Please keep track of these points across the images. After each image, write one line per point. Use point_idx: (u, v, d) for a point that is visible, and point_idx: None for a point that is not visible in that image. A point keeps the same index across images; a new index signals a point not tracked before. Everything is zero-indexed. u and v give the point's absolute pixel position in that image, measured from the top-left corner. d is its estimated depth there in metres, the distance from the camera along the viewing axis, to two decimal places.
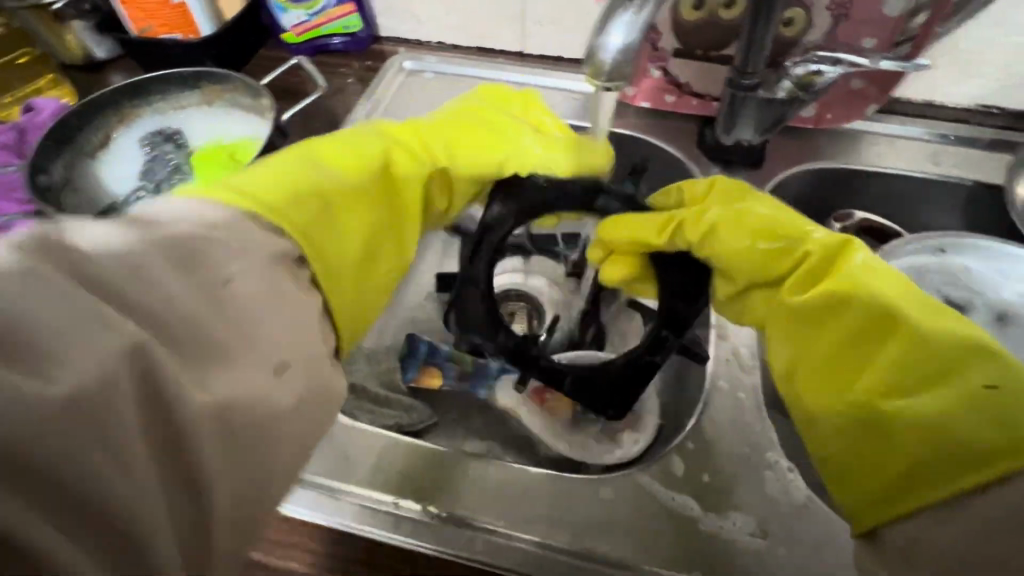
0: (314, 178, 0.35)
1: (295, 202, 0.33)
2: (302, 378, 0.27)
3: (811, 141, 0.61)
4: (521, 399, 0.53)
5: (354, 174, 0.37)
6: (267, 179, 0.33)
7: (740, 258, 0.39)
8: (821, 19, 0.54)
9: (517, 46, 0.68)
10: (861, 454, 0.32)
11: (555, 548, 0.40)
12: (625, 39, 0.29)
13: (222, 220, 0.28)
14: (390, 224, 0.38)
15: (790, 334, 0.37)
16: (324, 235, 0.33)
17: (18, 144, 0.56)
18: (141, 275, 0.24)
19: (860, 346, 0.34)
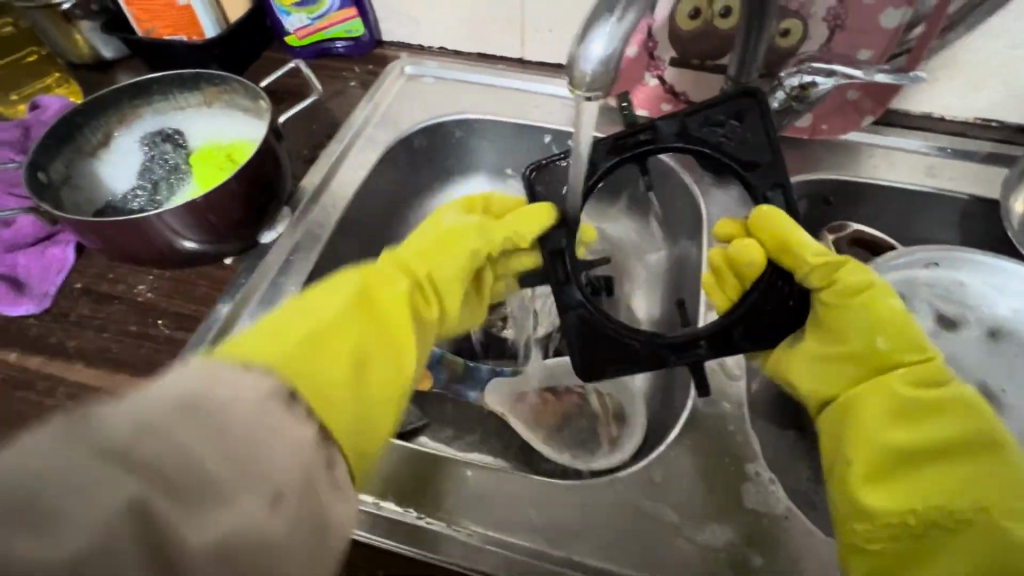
0: (295, 327, 0.33)
1: (284, 350, 0.31)
2: (297, 508, 0.25)
3: (809, 152, 0.60)
4: (511, 403, 0.56)
5: (340, 304, 0.35)
6: (259, 341, 0.31)
7: (864, 329, 0.38)
8: (818, 30, 0.54)
9: (517, 52, 0.69)
10: (905, 542, 0.33)
11: (532, 554, 0.40)
12: (605, 49, 0.29)
13: (231, 358, 0.27)
14: (382, 343, 0.35)
15: (880, 416, 0.36)
16: (311, 368, 0.31)
17: (22, 142, 0.56)
18: (149, 431, 0.23)
19: (944, 456, 0.35)
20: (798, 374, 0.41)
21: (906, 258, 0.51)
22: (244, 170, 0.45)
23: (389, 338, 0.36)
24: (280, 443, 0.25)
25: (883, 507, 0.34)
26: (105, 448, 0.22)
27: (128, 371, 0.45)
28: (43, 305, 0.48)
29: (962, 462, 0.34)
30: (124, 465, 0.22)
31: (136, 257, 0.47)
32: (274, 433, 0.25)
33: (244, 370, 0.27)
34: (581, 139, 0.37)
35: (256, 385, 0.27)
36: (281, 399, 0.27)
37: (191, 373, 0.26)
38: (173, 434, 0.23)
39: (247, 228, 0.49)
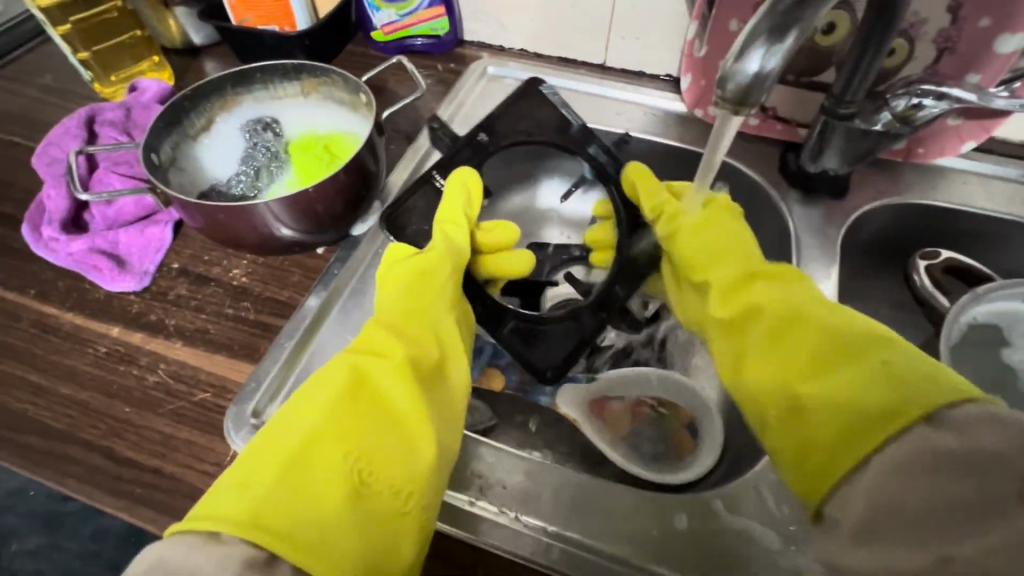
0: (272, 448, 0.32)
1: (262, 488, 0.30)
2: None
3: (899, 175, 0.59)
4: (581, 409, 0.55)
5: (329, 409, 0.34)
6: (235, 482, 0.30)
7: (705, 257, 0.46)
8: (924, 51, 0.53)
9: (600, 58, 0.68)
10: (797, 426, 0.34)
11: (567, 539, 0.40)
12: (763, 66, 0.29)
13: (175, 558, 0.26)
14: (386, 440, 0.34)
15: (732, 325, 0.42)
16: (299, 508, 0.30)
17: (125, 123, 0.57)
18: None
19: (775, 341, 0.38)
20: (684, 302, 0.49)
21: (1011, 290, 0.49)
22: (351, 164, 0.46)
23: (396, 430, 0.35)
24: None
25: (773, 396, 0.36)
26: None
27: (225, 353, 0.46)
28: (144, 284, 0.49)
29: (793, 333, 0.37)
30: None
31: (239, 241, 0.47)
32: None
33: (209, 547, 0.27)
34: (719, 142, 0.36)
35: (224, 564, 0.26)
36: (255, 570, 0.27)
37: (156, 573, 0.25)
38: None
39: (344, 220, 0.49)
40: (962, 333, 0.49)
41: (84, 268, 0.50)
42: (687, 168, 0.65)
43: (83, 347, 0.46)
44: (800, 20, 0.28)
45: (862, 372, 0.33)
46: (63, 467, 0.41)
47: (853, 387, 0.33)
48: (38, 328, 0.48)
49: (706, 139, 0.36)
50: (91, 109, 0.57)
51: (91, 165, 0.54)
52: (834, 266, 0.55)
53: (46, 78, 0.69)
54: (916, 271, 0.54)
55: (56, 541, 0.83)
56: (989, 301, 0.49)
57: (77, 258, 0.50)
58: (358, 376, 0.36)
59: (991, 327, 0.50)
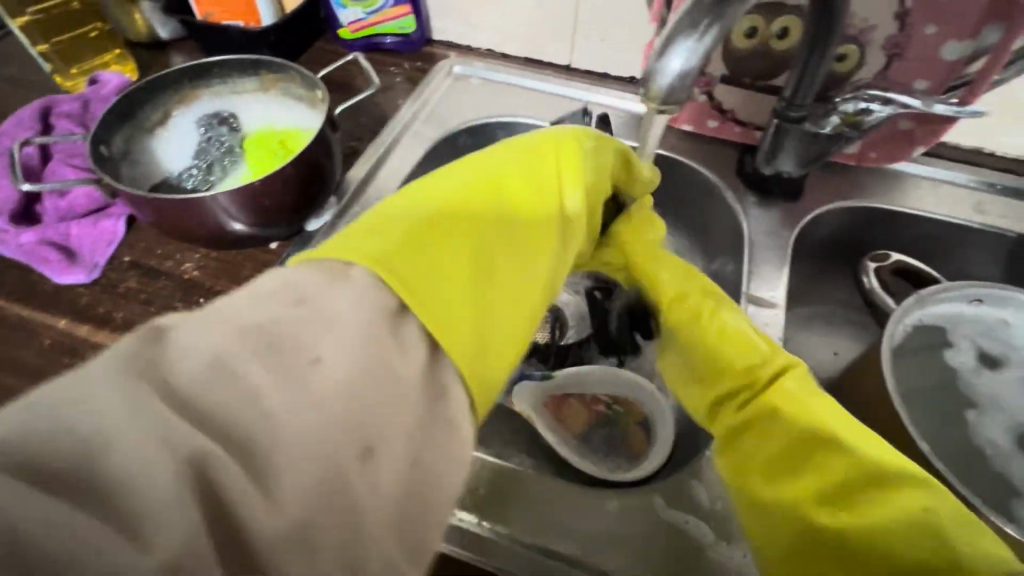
0: (400, 224, 0.31)
1: (391, 243, 0.29)
2: (387, 467, 0.23)
3: (852, 179, 0.60)
4: (536, 406, 0.56)
5: (460, 201, 0.34)
6: (371, 236, 0.30)
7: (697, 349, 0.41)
8: (874, 58, 0.54)
9: (565, 59, 0.69)
10: (805, 562, 0.33)
11: (504, 535, 0.40)
12: (684, 65, 0.29)
13: (308, 290, 0.25)
14: (500, 260, 0.33)
15: (740, 419, 0.38)
16: (421, 270, 0.28)
17: (82, 115, 0.57)
18: (220, 367, 0.21)
19: (791, 456, 0.35)
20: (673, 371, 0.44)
21: (953, 292, 0.50)
22: (299, 157, 0.46)
23: (523, 246, 0.34)
24: (381, 381, 0.23)
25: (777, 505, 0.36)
26: (181, 395, 0.20)
27: None
28: (93, 276, 0.49)
29: (810, 456, 0.34)
30: (192, 418, 0.20)
31: (187, 234, 0.47)
32: (367, 381, 0.23)
33: (340, 286, 0.25)
34: (649, 140, 0.37)
35: (357, 309, 0.24)
36: (389, 320, 0.25)
37: (287, 294, 0.24)
38: (249, 374, 0.21)
39: (294, 215, 0.49)
40: (907, 334, 0.50)
41: (33, 261, 0.49)
42: None
43: (29, 338, 0.46)
44: (720, 16, 0.29)
45: (895, 518, 0.31)
46: None
47: (880, 534, 0.31)
48: None
49: (640, 135, 0.37)
50: (48, 101, 0.57)
51: (44, 157, 0.54)
52: (784, 267, 0.55)
53: (10, 70, 0.68)
54: (866, 273, 0.55)
55: None
56: (932, 304, 0.50)
57: (25, 249, 0.50)
58: (491, 186, 0.36)
59: (936, 328, 0.51)
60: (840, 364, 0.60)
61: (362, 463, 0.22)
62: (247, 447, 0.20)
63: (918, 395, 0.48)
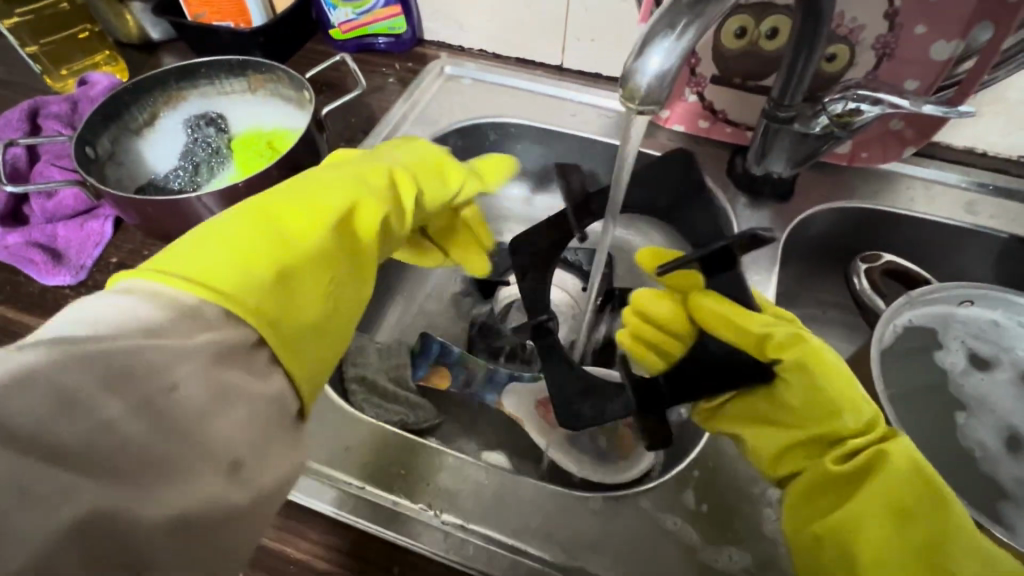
0: (248, 242, 0.30)
1: (244, 271, 0.29)
2: (251, 478, 0.26)
3: (845, 179, 0.60)
4: (528, 409, 0.55)
5: (315, 223, 0.33)
6: (219, 256, 0.29)
7: (804, 404, 0.36)
8: (864, 58, 0.54)
9: (556, 59, 0.69)
10: None
11: (496, 541, 0.39)
12: (661, 66, 0.29)
13: (155, 323, 0.25)
14: (348, 282, 0.34)
15: (822, 476, 0.35)
16: (279, 299, 0.30)
17: (70, 116, 0.57)
18: (73, 402, 0.21)
19: (877, 522, 0.32)
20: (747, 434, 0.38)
21: (944, 293, 0.50)
22: (283, 159, 0.46)
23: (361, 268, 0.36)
24: (239, 403, 0.26)
25: (791, 528, 0.36)
26: (27, 434, 0.20)
27: None
28: (79, 278, 0.49)
29: (898, 523, 0.32)
30: (45, 457, 0.20)
31: (172, 235, 0.47)
32: (224, 395, 0.25)
33: (189, 320, 0.26)
34: (631, 140, 0.37)
35: (205, 341, 0.26)
36: (240, 353, 0.27)
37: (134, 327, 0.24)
38: (102, 403, 0.22)
39: None
40: (897, 335, 0.49)
41: (19, 262, 0.49)
42: None
43: (12, 340, 0.46)
44: (699, 15, 0.29)
45: None
46: None
47: None
48: None
49: (620, 135, 0.37)
50: (36, 102, 0.57)
51: (31, 158, 0.54)
52: (774, 269, 0.55)
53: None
54: (857, 274, 0.54)
55: None
56: (923, 305, 0.50)
57: (12, 250, 0.50)
58: (348, 210, 0.36)
59: (926, 329, 0.50)
60: None
61: (229, 479, 0.25)
62: (110, 467, 0.21)
63: (904, 398, 0.48)
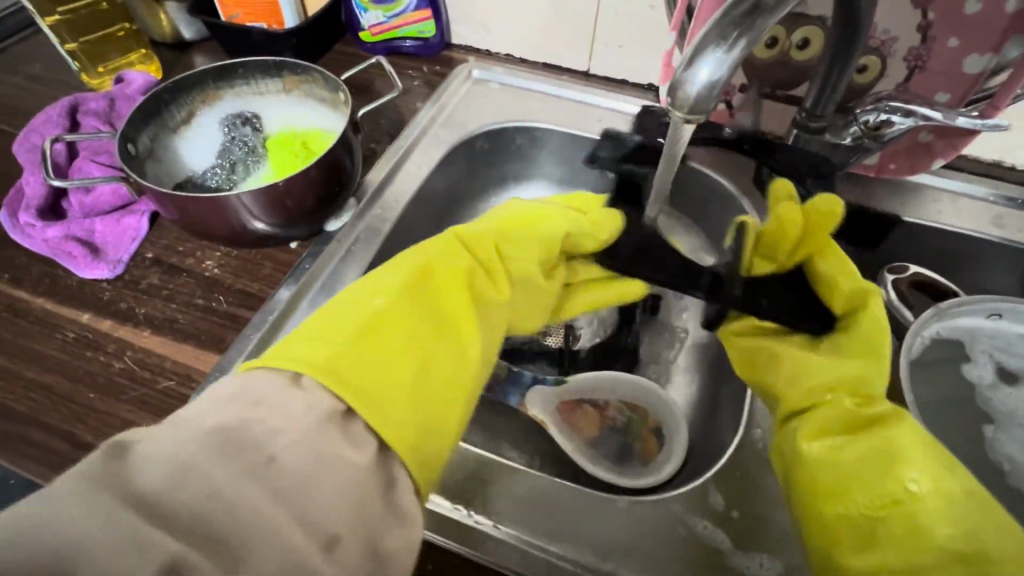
0: (338, 324, 0.34)
1: (330, 346, 0.32)
2: (350, 558, 0.24)
3: (871, 190, 0.60)
4: (551, 411, 0.56)
5: (395, 299, 0.36)
6: (312, 340, 0.32)
7: (852, 352, 0.39)
8: (895, 70, 0.54)
9: (583, 65, 0.69)
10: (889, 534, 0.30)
11: (528, 542, 0.39)
12: (711, 76, 0.30)
13: (263, 397, 0.28)
14: (439, 346, 0.35)
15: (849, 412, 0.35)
16: (363, 365, 0.31)
17: (107, 113, 0.58)
18: (186, 470, 0.23)
19: (898, 440, 0.33)
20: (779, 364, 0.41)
21: (971, 306, 0.50)
22: (323, 159, 0.46)
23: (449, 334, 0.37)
24: (336, 471, 0.26)
25: (809, 452, 0.35)
26: (150, 500, 0.22)
27: (193, 342, 0.46)
28: (116, 272, 0.50)
29: (913, 442, 0.33)
30: (160, 518, 0.22)
31: (209, 232, 0.48)
32: (320, 462, 0.26)
33: (285, 388, 0.28)
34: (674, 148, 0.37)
35: (307, 411, 0.27)
36: (334, 422, 0.28)
37: (242, 400, 0.27)
38: (211, 471, 0.24)
39: (315, 215, 0.50)
40: (925, 347, 0.49)
41: (58, 255, 0.50)
42: None
43: (51, 332, 0.47)
44: (750, 29, 0.29)
45: (1001, 528, 0.29)
46: (23, 449, 0.41)
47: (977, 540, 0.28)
48: (11, 313, 0.48)
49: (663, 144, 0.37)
50: (75, 99, 0.58)
51: (70, 154, 0.55)
52: None
53: (35, 68, 0.70)
54: (883, 286, 0.55)
55: None
56: (950, 317, 0.50)
57: (52, 244, 0.51)
58: (425, 279, 0.38)
59: (954, 342, 0.50)
60: None
61: (323, 552, 0.24)
62: (215, 535, 0.22)
63: (930, 411, 0.48)
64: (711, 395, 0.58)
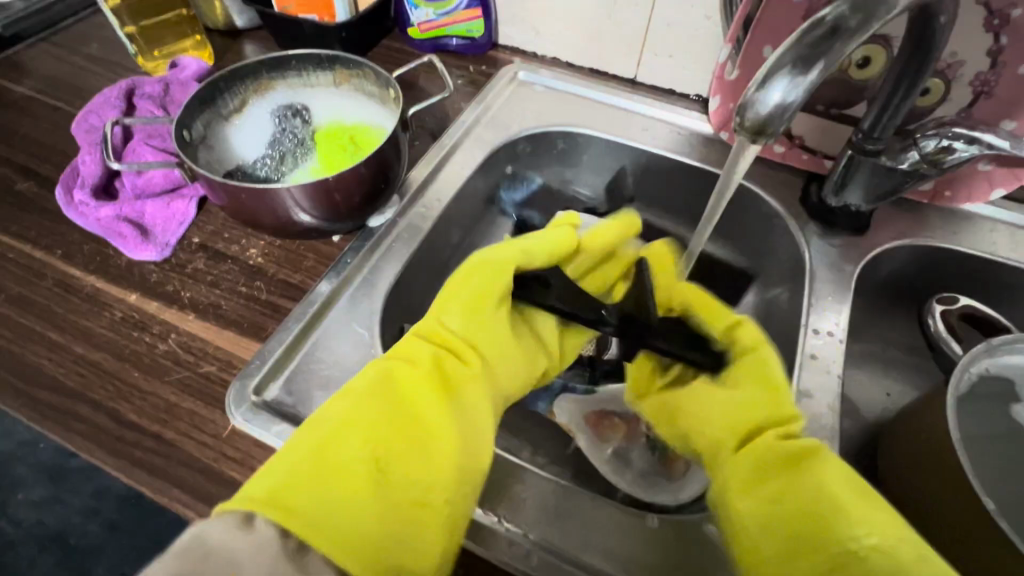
0: (309, 438, 0.32)
1: (288, 473, 0.30)
2: None
3: (921, 217, 0.58)
4: (577, 418, 0.56)
5: (360, 406, 0.34)
6: (276, 467, 0.30)
7: (750, 401, 0.39)
8: (960, 94, 0.52)
9: (630, 72, 0.69)
10: None
11: (555, 552, 0.39)
12: (785, 97, 0.29)
13: (211, 548, 0.25)
14: (415, 455, 0.33)
15: (753, 483, 0.35)
16: (317, 493, 0.29)
17: (162, 97, 0.59)
18: None
19: (812, 512, 0.32)
20: (695, 432, 0.42)
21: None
22: (372, 157, 0.47)
23: (421, 433, 0.34)
24: None
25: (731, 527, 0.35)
26: None
27: (235, 329, 0.47)
28: (164, 255, 0.51)
29: (827, 508, 0.32)
30: None
31: (256, 222, 0.49)
32: None
33: (239, 531, 0.26)
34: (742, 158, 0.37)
35: (260, 557, 0.25)
36: (292, 561, 0.26)
37: (191, 556, 0.25)
38: None
39: (361, 211, 0.50)
40: (972, 383, 0.48)
41: (109, 234, 0.52)
42: (707, 191, 0.64)
43: (100, 310, 0.48)
44: (826, 53, 0.29)
45: None
46: (69, 423, 0.42)
47: None
48: (62, 289, 0.49)
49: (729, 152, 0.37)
50: (132, 82, 0.59)
51: (126, 136, 0.56)
52: (845, 303, 0.53)
53: (92, 48, 0.72)
54: (931, 316, 0.53)
55: (58, 495, 1.04)
56: (1000, 353, 0.48)
57: (104, 223, 0.52)
58: (393, 376, 0.37)
59: (1003, 380, 0.48)
60: (891, 405, 0.58)
61: None
62: None
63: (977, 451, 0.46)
64: None
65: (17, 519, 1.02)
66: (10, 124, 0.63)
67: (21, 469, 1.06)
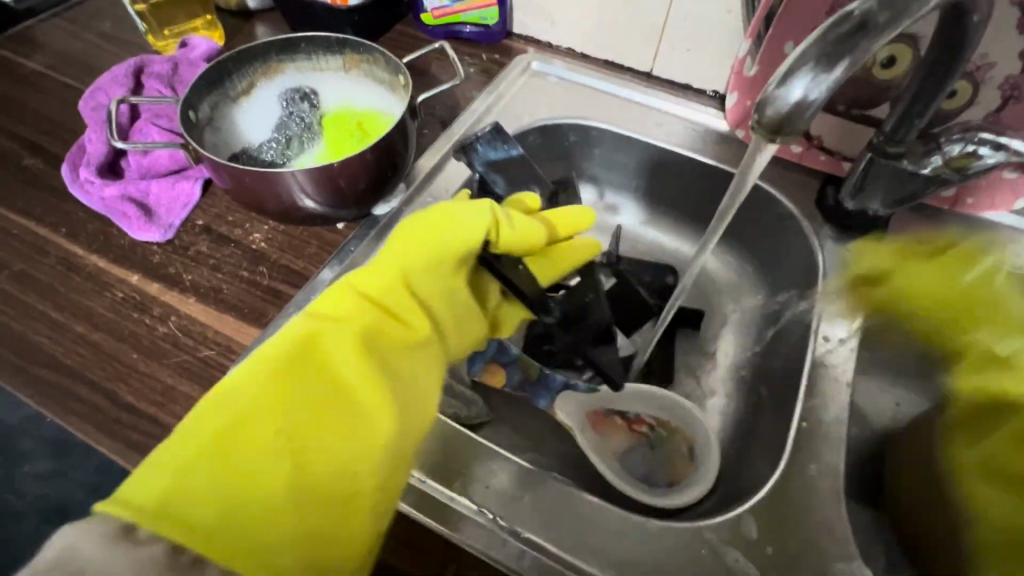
0: (209, 423, 0.31)
1: (182, 468, 0.29)
2: None
3: (942, 224, 0.56)
4: (578, 416, 0.54)
5: (271, 382, 0.33)
6: (170, 461, 0.29)
7: (935, 283, 0.49)
8: (988, 98, 0.50)
9: (646, 66, 0.67)
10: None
11: (548, 553, 0.38)
12: (806, 95, 0.28)
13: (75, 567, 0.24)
14: (333, 427, 0.33)
15: (981, 430, 0.43)
16: (210, 491, 0.29)
17: (170, 77, 0.59)
18: None
19: (988, 423, 0.43)
20: (879, 333, 0.54)
21: None
22: (379, 143, 0.46)
23: (336, 410, 0.33)
24: None
25: (958, 463, 0.43)
26: None
27: (235, 314, 0.47)
28: (167, 237, 0.50)
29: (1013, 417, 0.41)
30: None
31: (261, 207, 0.48)
32: None
33: (115, 543, 0.26)
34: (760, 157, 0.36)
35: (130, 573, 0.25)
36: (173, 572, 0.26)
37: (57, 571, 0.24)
38: None
39: (366, 199, 0.49)
40: None
41: (113, 214, 0.51)
42: (720, 190, 0.63)
43: (102, 290, 0.48)
44: (852, 50, 0.27)
45: None
46: (67, 403, 0.42)
47: None
48: (64, 267, 0.49)
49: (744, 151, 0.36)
50: (141, 60, 0.59)
51: (133, 115, 0.56)
52: (859, 311, 0.52)
53: (104, 26, 0.71)
54: None
55: (64, 469, 1.05)
56: None
57: (108, 202, 0.52)
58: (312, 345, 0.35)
59: None
60: None
61: None
62: None
63: None
64: (748, 421, 0.56)
65: (23, 491, 1.04)
66: (19, 99, 0.63)
67: (27, 442, 1.07)
